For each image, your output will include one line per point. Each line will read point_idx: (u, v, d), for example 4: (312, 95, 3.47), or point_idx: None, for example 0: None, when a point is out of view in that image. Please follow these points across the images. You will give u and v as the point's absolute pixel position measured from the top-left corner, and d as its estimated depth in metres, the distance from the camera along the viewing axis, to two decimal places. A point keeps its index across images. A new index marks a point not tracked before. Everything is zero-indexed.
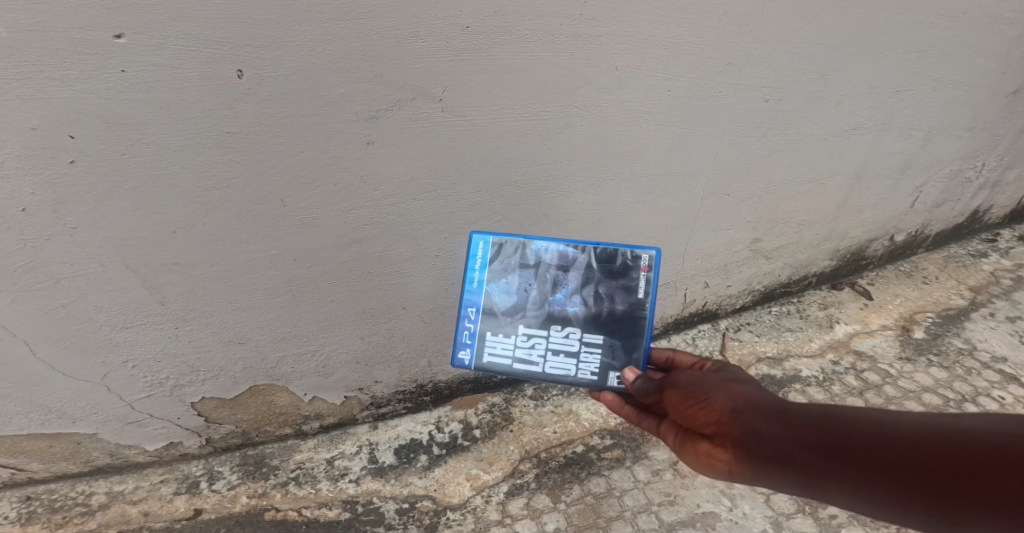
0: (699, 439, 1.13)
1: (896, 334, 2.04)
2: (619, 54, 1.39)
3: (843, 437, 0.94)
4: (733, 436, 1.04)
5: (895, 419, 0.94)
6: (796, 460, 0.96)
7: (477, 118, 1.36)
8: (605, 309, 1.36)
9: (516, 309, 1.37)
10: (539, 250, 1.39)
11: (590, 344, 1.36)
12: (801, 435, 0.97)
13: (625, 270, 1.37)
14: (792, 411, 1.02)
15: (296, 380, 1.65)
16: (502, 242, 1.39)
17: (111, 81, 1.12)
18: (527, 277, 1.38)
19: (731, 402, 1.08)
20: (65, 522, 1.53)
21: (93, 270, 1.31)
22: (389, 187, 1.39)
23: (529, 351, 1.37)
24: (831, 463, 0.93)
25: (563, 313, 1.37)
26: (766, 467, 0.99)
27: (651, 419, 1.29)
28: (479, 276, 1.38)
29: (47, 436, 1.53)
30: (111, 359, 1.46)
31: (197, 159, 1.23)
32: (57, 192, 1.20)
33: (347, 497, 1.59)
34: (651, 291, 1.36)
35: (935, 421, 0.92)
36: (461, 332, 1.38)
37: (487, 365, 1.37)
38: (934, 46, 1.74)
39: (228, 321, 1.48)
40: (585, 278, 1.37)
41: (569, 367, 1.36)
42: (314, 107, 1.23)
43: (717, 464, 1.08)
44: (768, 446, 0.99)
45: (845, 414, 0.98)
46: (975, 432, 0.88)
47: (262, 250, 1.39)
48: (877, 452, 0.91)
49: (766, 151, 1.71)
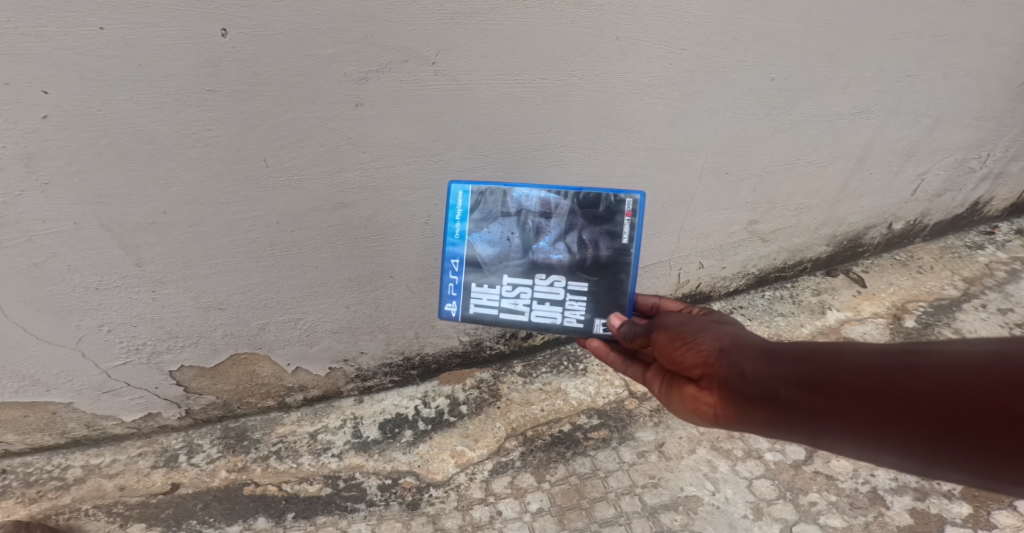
0: (686, 383, 1.11)
1: (887, 322, 2.03)
2: (621, 24, 1.33)
3: (829, 370, 0.91)
4: (719, 377, 1.02)
5: (887, 350, 0.89)
6: (781, 397, 0.93)
7: (471, 83, 1.30)
8: (589, 255, 1.33)
9: (499, 259, 1.34)
10: (521, 197, 1.33)
11: (575, 292, 1.34)
12: (786, 371, 0.95)
13: (609, 216, 1.33)
14: (778, 349, 1.00)
15: (279, 348, 1.61)
16: (482, 191, 1.33)
17: (88, 38, 1.06)
18: (509, 226, 1.33)
19: (718, 341, 1.07)
20: (39, 497, 1.51)
21: (67, 228, 1.25)
22: (377, 149, 1.32)
23: (515, 301, 1.36)
24: (815, 398, 0.90)
25: (547, 261, 1.34)
26: (751, 406, 0.97)
27: (635, 367, 1.28)
28: (461, 228, 1.34)
29: (21, 405, 1.50)
30: (86, 322, 1.41)
31: (177, 117, 1.18)
32: (29, 146, 1.14)
33: (328, 472, 1.58)
34: (635, 235, 1.32)
35: (925, 350, 0.86)
36: (447, 285, 1.37)
37: (474, 315, 1.38)
38: (948, 30, 1.69)
39: (208, 284, 1.43)
40: (569, 225, 1.33)
41: (555, 315, 1.35)
42: (302, 67, 1.17)
43: (704, 409, 1.07)
44: (753, 385, 0.97)
45: (832, 349, 0.94)
46: (967, 358, 0.81)
47: (244, 211, 1.32)
48: (860, 383, 0.86)
49: (769, 130, 1.66)
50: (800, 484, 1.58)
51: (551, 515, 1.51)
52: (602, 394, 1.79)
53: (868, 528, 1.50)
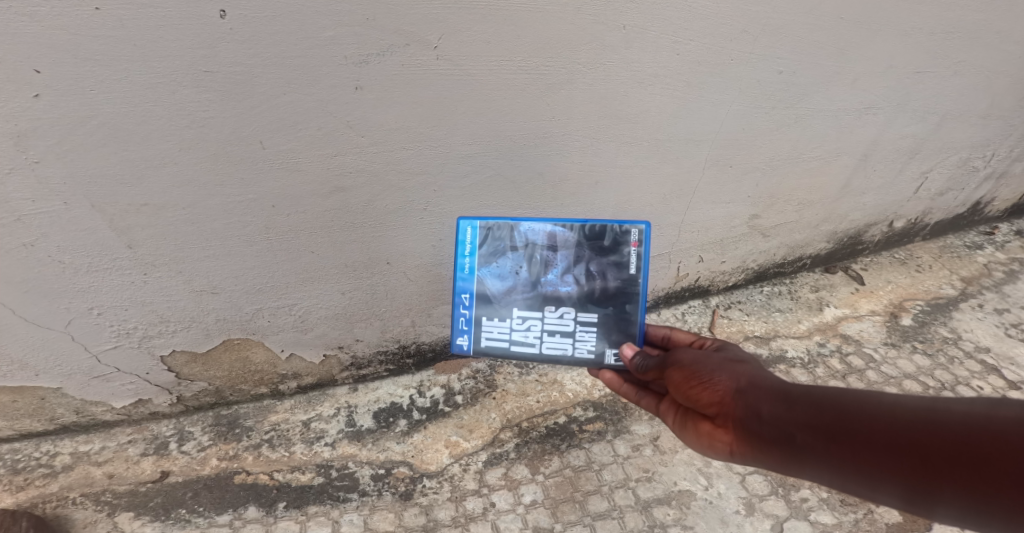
0: (700, 420, 1.10)
1: (883, 320, 2.03)
2: (627, 12, 1.30)
3: (845, 419, 0.89)
4: (734, 417, 1.00)
5: (908, 403, 0.87)
6: (796, 441, 0.92)
7: (473, 68, 1.27)
8: (598, 286, 1.31)
9: (508, 292, 1.33)
10: (527, 231, 1.32)
11: (586, 322, 1.32)
12: (803, 416, 0.93)
13: (615, 247, 1.31)
14: (795, 392, 0.97)
15: (273, 334, 1.59)
16: (490, 225, 1.32)
17: (83, 17, 1.03)
18: (518, 259, 1.32)
19: (734, 382, 1.04)
20: (26, 484, 1.49)
21: (56, 206, 1.22)
22: (377, 133, 1.29)
23: (525, 334, 1.33)
24: (831, 446, 0.89)
25: (556, 293, 1.32)
26: (767, 448, 0.96)
27: (649, 397, 1.26)
28: (470, 262, 1.33)
29: (8, 389, 1.48)
30: (75, 305, 1.38)
31: (173, 98, 1.15)
32: (21, 124, 1.11)
33: (321, 461, 1.56)
34: (643, 265, 1.30)
35: (943, 406, 0.84)
36: (458, 319, 1.35)
37: (485, 349, 1.35)
38: (958, 27, 1.66)
39: (200, 267, 1.40)
40: (576, 257, 1.31)
41: (565, 347, 1.32)
42: (301, 49, 1.14)
43: (718, 445, 1.05)
44: (769, 427, 0.96)
45: (851, 396, 0.92)
46: (992, 419, 0.80)
47: (238, 193, 1.29)
48: (876, 435, 0.85)
49: (772, 124, 1.63)
50: (792, 480, 1.58)
51: (544, 507, 1.50)
52: (599, 386, 1.78)
53: (858, 525, 1.50)
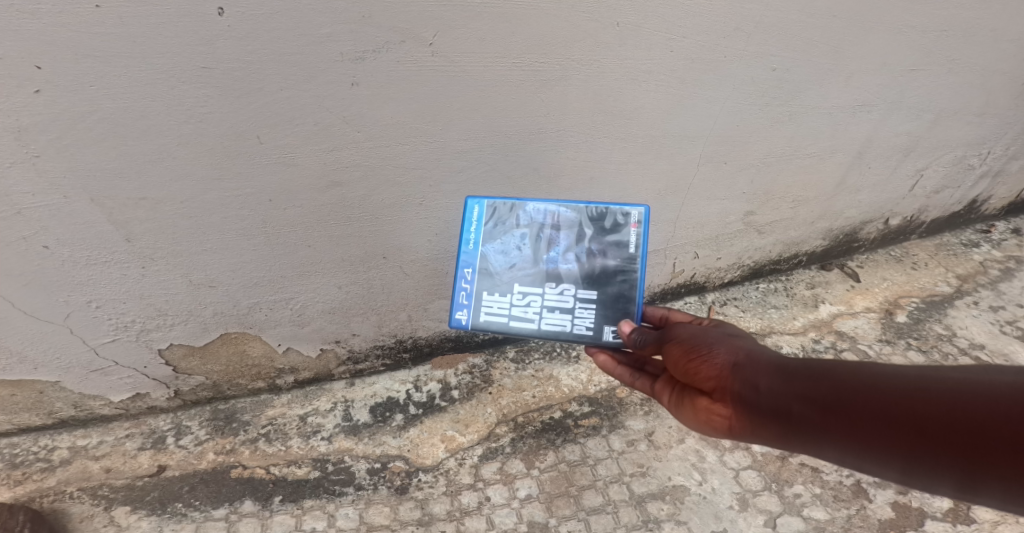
0: (698, 395, 1.11)
1: (879, 317, 2.04)
2: (622, 9, 1.30)
3: (840, 389, 0.90)
4: (732, 391, 1.02)
5: (905, 373, 0.87)
6: (793, 414, 0.93)
7: (468, 65, 1.27)
8: (598, 264, 1.33)
9: (511, 267, 1.33)
10: (532, 210, 1.36)
11: (585, 300, 1.32)
12: (800, 388, 0.94)
13: (616, 227, 1.34)
14: (794, 365, 0.98)
15: (270, 328, 1.60)
16: (495, 204, 1.36)
17: (81, 14, 1.03)
18: (521, 236, 1.34)
19: (732, 356, 1.05)
20: (24, 479, 1.50)
21: (55, 201, 1.23)
22: (372, 129, 1.30)
23: (525, 309, 1.32)
24: (827, 416, 0.90)
25: (556, 270, 1.33)
26: (764, 420, 0.97)
27: (644, 378, 1.27)
28: (474, 238, 1.34)
29: (8, 383, 1.49)
30: (75, 298, 1.39)
31: (171, 94, 1.15)
32: (20, 119, 1.11)
33: (317, 455, 1.58)
34: (642, 245, 1.33)
35: (941, 374, 0.84)
36: (458, 293, 1.34)
37: (484, 324, 1.33)
38: (954, 26, 1.66)
39: (198, 261, 1.41)
40: (577, 236, 1.34)
41: (565, 323, 1.31)
42: (298, 46, 1.15)
43: (715, 420, 1.07)
44: (766, 400, 0.97)
45: (850, 367, 0.93)
46: (992, 387, 0.79)
47: (235, 187, 1.30)
48: (872, 404, 0.86)
49: (767, 121, 1.63)
50: (786, 475, 1.59)
51: (539, 502, 1.52)
52: (594, 381, 1.79)
53: (851, 521, 1.51)
